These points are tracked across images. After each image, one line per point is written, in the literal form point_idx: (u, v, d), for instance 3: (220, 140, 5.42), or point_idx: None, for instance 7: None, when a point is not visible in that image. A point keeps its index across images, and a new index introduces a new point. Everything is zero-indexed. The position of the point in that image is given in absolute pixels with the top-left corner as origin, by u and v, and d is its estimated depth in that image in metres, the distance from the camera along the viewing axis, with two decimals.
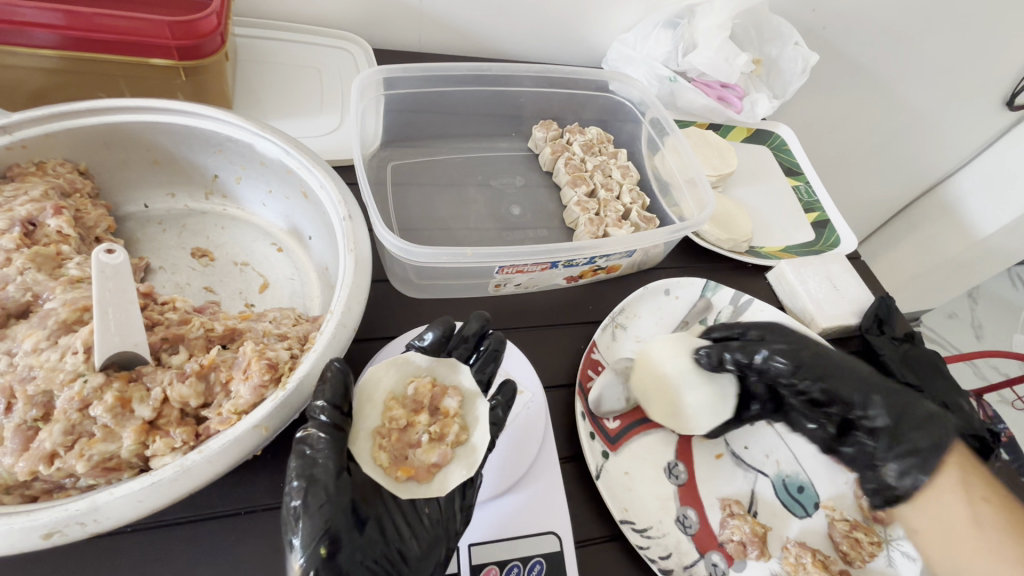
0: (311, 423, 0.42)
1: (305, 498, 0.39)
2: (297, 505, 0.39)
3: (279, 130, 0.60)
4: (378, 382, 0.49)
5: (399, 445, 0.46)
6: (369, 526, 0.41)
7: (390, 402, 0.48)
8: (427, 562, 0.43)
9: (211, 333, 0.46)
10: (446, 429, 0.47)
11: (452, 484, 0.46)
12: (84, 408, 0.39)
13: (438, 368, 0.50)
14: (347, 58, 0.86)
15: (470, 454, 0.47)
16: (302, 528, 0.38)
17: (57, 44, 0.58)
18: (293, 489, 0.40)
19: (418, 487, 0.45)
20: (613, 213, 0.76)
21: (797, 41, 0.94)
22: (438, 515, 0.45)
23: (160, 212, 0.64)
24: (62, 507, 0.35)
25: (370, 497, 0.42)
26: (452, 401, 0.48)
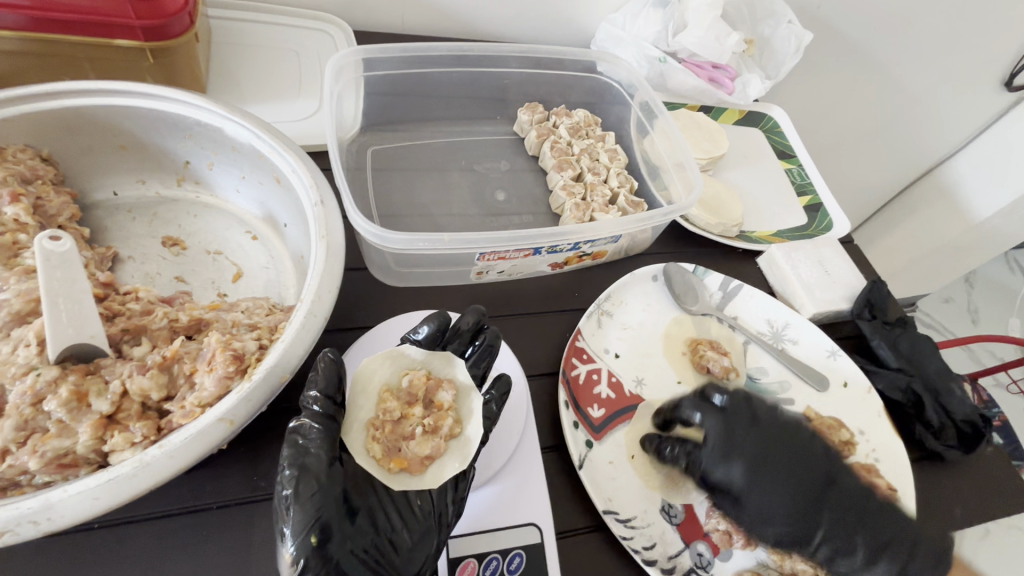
0: (305, 413, 0.41)
1: (297, 488, 0.37)
2: (288, 493, 0.37)
3: (249, 113, 0.58)
4: (374, 374, 0.47)
5: (394, 436, 0.44)
6: (360, 517, 0.40)
7: (385, 393, 0.46)
8: (418, 556, 0.41)
9: (175, 324, 0.44)
10: (440, 422, 0.45)
11: (446, 476, 0.44)
12: (38, 403, 0.37)
13: (433, 361, 0.49)
14: (325, 40, 0.83)
15: (463, 447, 0.45)
16: (293, 516, 0.37)
17: (22, 25, 0.56)
18: (284, 478, 0.38)
19: (411, 480, 0.43)
20: (600, 197, 0.74)
21: (791, 19, 0.92)
22: (431, 507, 0.43)
23: (129, 200, 0.62)
24: (13, 506, 0.34)
25: (363, 489, 0.41)
26: (446, 394, 0.47)
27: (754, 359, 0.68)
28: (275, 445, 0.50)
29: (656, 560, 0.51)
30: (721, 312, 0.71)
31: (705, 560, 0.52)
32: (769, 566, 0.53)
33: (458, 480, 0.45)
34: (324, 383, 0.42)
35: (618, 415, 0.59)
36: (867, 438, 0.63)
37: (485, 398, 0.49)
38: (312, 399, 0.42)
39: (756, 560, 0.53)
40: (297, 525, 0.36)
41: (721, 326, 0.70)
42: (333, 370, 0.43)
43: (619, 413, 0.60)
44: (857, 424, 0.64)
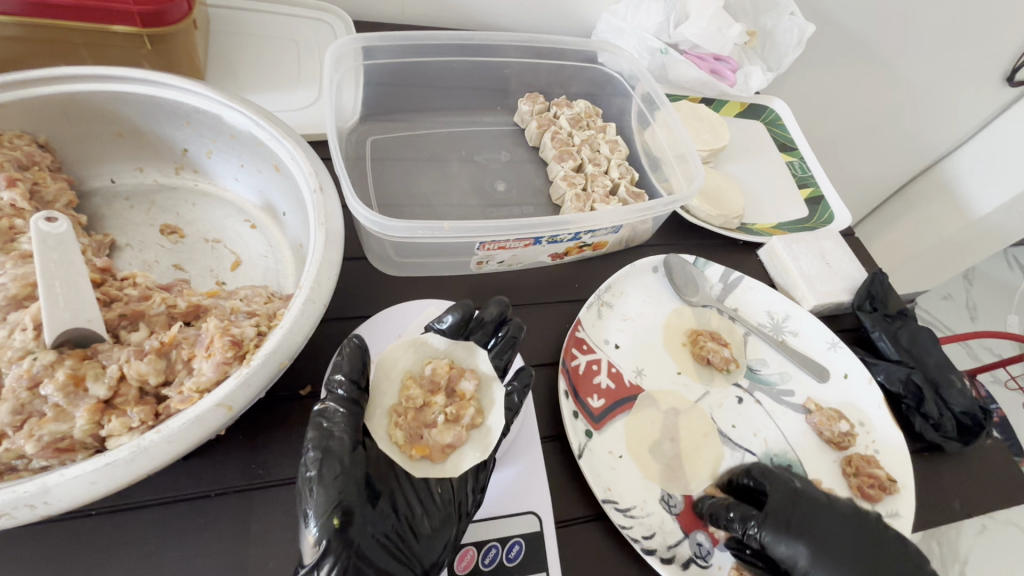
0: (328, 396, 0.42)
1: (321, 470, 0.38)
2: (311, 475, 0.38)
3: (248, 100, 0.57)
4: (397, 361, 0.48)
5: (417, 423, 0.45)
6: (381, 501, 0.41)
7: (409, 380, 0.47)
8: (438, 543, 0.42)
9: (173, 310, 0.44)
10: (462, 411, 0.46)
11: (464, 466, 0.44)
12: (35, 386, 0.37)
13: (456, 351, 0.49)
14: (325, 29, 0.83)
15: (484, 436, 0.46)
16: (316, 497, 0.37)
17: (15, 10, 0.55)
18: (308, 459, 0.39)
19: (431, 467, 0.44)
20: (600, 188, 0.74)
21: (793, 11, 0.91)
22: (450, 494, 0.43)
23: (127, 187, 0.62)
24: (10, 489, 0.33)
25: (384, 474, 0.42)
26: (468, 383, 0.47)
27: (755, 350, 0.68)
28: (274, 433, 0.50)
29: (655, 550, 0.50)
30: (721, 304, 0.70)
31: (704, 550, 0.52)
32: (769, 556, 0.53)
33: (479, 468, 0.46)
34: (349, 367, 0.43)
35: (619, 405, 0.59)
36: (867, 430, 0.63)
37: (507, 388, 0.50)
38: (337, 383, 0.42)
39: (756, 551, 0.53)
40: (319, 506, 0.37)
41: (721, 317, 0.70)
42: (358, 355, 0.43)
43: (620, 402, 0.59)
44: (857, 416, 0.64)
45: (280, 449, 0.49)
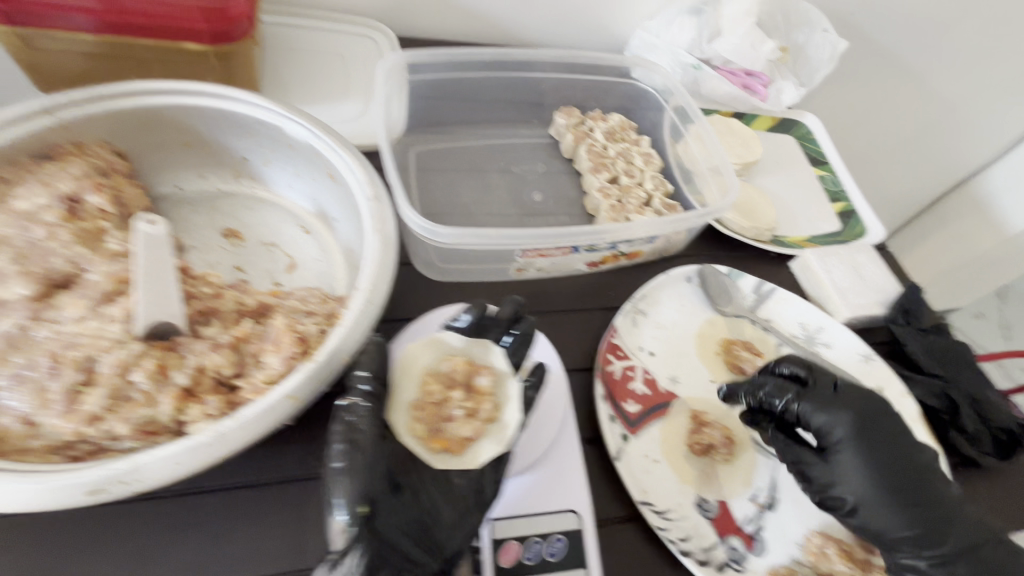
0: (354, 393, 0.43)
1: (348, 463, 0.40)
2: (339, 467, 0.39)
3: (307, 113, 0.61)
4: (417, 359, 0.50)
5: (436, 418, 0.47)
6: (404, 492, 0.44)
7: (427, 377, 0.49)
8: (456, 532, 0.44)
9: (243, 307, 0.47)
10: (478, 406, 0.47)
11: (482, 459, 0.46)
12: (126, 374, 0.40)
13: (472, 349, 0.51)
14: (371, 45, 0.87)
15: (500, 431, 0.47)
16: (343, 487, 0.39)
17: (96, 29, 0.60)
18: (335, 452, 0.40)
19: (452, 459, 0.46)
20: (635, 200, 0.76)
21: (825, 28, 0.93)
22: (469, 487, 0.46)
23: (191, 193, 0.66)
24: (106, 467, 0.37)
25: (404, 467, 0.44)
26: (484, 379, 0.49)
27: None
28: (328, 427, 0.52)
29: (691, 552, 0.52)
30: (754, 314, 0.71)
31: (739, 554, 0.53)
32: (804, 563, 0.53)
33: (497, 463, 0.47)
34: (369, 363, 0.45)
35: (654, 411, 0.61)
36: None
37: (525, 384, 0.51)
38: (359, 379, 0.44)
39: (791, 557, 0.54)
40: (348, 497, 0.39)
41: (753, 328, 0.70)
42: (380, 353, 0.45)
43: (655, 408, 0.61)
44: None
45: (333, 442, 0.52)
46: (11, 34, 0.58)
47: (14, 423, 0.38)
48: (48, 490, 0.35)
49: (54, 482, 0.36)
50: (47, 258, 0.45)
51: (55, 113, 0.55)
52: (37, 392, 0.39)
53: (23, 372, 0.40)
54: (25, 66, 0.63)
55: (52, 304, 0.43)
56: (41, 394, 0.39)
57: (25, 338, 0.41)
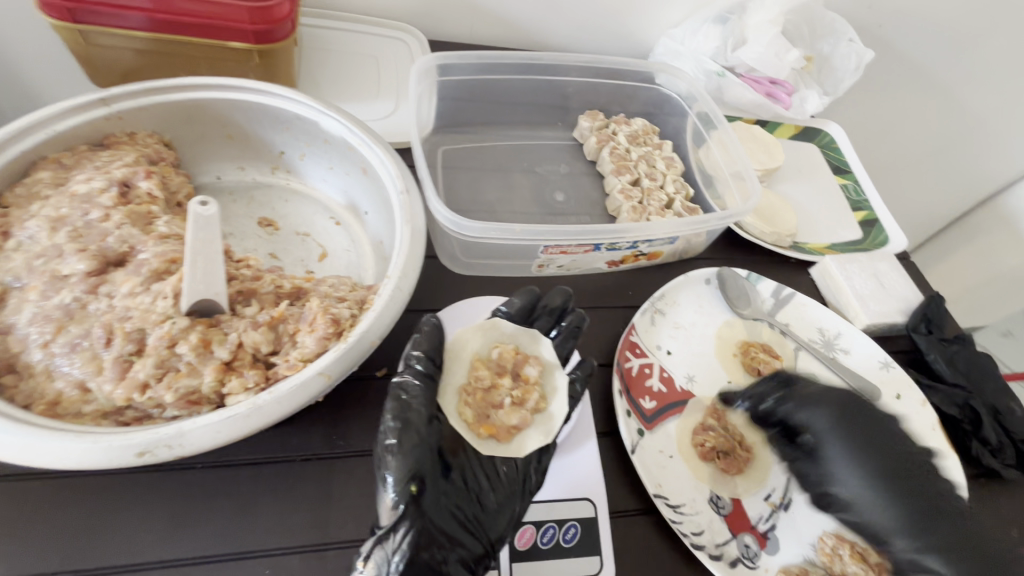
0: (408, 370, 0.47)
1: (402, 438, 0.42)
2: (392, 443, 0.42)
3: (343, 109, 0.64)
4: (466, 344, 0.53)
5: (485, 404, 0.50)
6: (454, 474, 0.45)
7: (478, 362, 0.52)
8: (500, 520, 0.45)
9: (280, 290, 0.50)
10: (527, 396, 0.51)
11: (528, 448, 0.49)
12: (172, 346, 0.43)
13: (521, 337, 0.54)
14: (402, 48, 0.90)
15: (546, 422, 0.51)
16: (395, 464, 0.41)
17: (147, 26, 0.64)
18: (388, 428, 0.43)
19: (498, 446, 0.48)
20: (656, 202, 0.77)
21: (851, 37, 0.94)
22: (514, 474, 0.47)
23: (230, 183, 0.69)
24: (153, 431, 0.39)
25: (453, 449, 0.47)
26: (532, 369, 0.52)
27: (805, 365, 0.69)
28: (354, 409, 0.55)
29: (704, 546, 0.52)
30: (772, 318, 0.72)
31: (752, 552, 0.54)
32: (818, 564, 0.53)
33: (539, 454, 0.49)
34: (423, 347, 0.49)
35: (669, 408, 0.62)
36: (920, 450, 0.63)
37: (569, 376, 0.54)
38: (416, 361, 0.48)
39: (805, 557, 0.54)
40: (399, 474, 0.41)
41: (771, 331, 0.71)
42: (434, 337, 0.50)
43: (670, 406, 0.62)
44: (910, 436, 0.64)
45: (358, 423, 0.54)
46: (71, 31, 0.62)
47: (69, 388, 0.42)
48: (100, 450, 0.38)
49: (107, 442, 0.38)
50: (103, 237, 0.49)
51: (111, 104, 0.58)
52: (92, 359, 0.43)
53: (78, 341, 0.43)
54: (83, 60, 0.67)
55: (107, 279, 0.46)
56: (95, 362, 0.42)
57: (82, 309, 0.44)
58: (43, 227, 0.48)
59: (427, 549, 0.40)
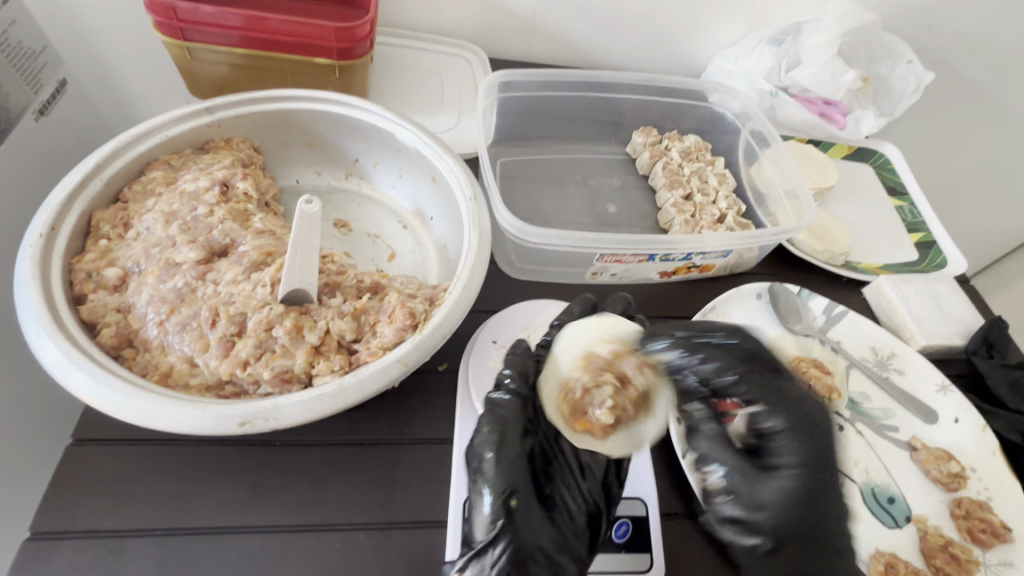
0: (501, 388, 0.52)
1: (498, 456, 0.47)
2: (490, 455, 0.47)
3: (416, 121, 0.68)
4: (577, 346, 0.53)
5: (593, 398, 0.50)
6: (546, 492, 0.49)
7: (586, 361, 0.51)
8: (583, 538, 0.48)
9: (361, 285, 0.54)
10: (626, 402, 0.49)
11: (616, 450, 0.50)
12: (268, 329, 0.47)
13: (634, 337, 0.53)
14: (465, 64, 0.96)
15: (638, 429, 0.50)
16: (493, 478, 0.46)
17: (241, 43, 0.70)
18: (486, 442, 0.48)
19: (590, 441, 0.50)
20: (708, 216, 0.79)
21: (910, 59, 0.93)
22: (595, 495, 0.51)
23: (309, 187, 0.75)
24: (253, 404, 0.44)
25: (544, 458, 0.50)
26: (639, 375, 0.50)
27: (857, 383, 0.68)
28: (419, 400, 0.58)
29: None
30: (824, 335, 0.72)
31: None
32: None
33: (621, 462, 0.52)
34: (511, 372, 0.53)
35: None
36: (980, 476, 0.62)
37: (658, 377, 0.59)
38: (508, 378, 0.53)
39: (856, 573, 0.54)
40: (495, 489, 0.46)
41: (823, 348, 0.70)
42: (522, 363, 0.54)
43: None
44: (968, 460, 0.63)
45: (423, 414, 0.57)
46: (182, 47, 0.70)
47: (180, 361, 0.47)
48: (209, 418, 0.43)
49: (215, 411, 0.43)
50: (208, 230, 0.54)
51: (214, 113, 0.65)
52: (199, 338, 0.48)
53: (189, 321, 0.48)
54: (187, 72, 0.74)
55: (212, 267, 0.51)
56: (202, 340, 0.47)
57: (192, 294, 0.50)
58: (158, 220, 0.54)
59: (523, 560, 0.44)
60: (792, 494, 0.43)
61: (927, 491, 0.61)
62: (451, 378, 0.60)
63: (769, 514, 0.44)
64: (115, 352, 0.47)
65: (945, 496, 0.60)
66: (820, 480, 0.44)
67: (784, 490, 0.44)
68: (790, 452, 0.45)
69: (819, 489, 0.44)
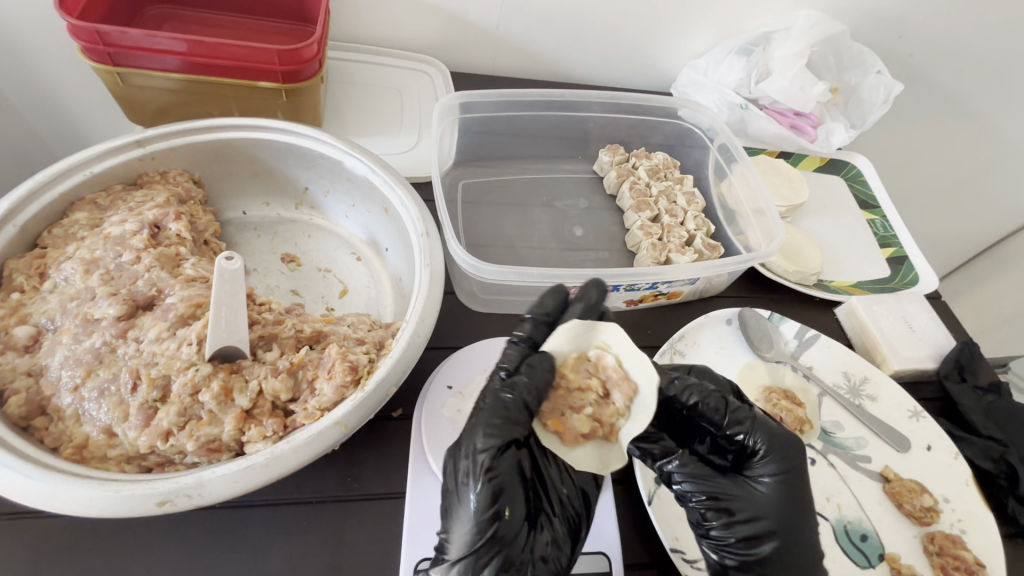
0: (512, 390, 0.46)
1: (494, 468, 0.42)
2: (484, 464, 0.42)
3: (366, 149, 0.65)
4: (569, 343, 0.51)
5: (577, 400, 0.49)
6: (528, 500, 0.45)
7: (575, 364, 0.50)
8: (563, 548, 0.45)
9: (300, 334, 0.51)
10: (607, 416, 0.48)
11: (582, 464, 0.47)
12: (194, 393, 0.44)
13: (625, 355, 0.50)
14: (426, 80, 0.92)
15: (610, 451, 0.48)
16: (482, 489, 0.41)
17: (182, 68, 0.66)
18: (480, 449, 0.43)
19: (558, 444, 0.48)
20: (676, 239, 0.76)
21: (880, 70, 0.92)
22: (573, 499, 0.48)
23: (255, 218, 0.71)
24: (174, 480, 0.40)
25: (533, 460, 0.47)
26: (621, 395, 0.48)
27: (829, 412, 0.66)
28: (369, 451, 0.55)
29: None
30: (795, 361, 0.70)
31: None
32: None
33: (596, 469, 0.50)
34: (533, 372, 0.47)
35: None
36: (953, 507, 0.60)
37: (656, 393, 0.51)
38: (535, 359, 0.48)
39: None
40: (485, 502, 0.41)
41: (794, 375, 0.69)
42: (544, 366, 0.48)
43: None
44: (940, 491, 0.61)
45: (374, 466, 0.54)
46: (112, 73, 0.64)
47: (97, 432, 0.43)
48: (123, 498, 0.39)
49: (130, 491, 0.39)
50: (133, 280, 0.50)
51: (145, 145, 0.60)
52: (118, 405, 0.44)
53: (106, 385, 0.44)
54: (121, 99, 0.69)
55: (135, 323, 0.47)
56: (121, 407, 0.44)
57: (111, 353, 0.46)
58: (77, 269, 0.50)
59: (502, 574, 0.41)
60: (778, 504, 0.48)
61: (899, 525, 0.59)
62: (405, 425, 0.57)
63: (766, 518, 0.48)
64: (24, 423, 0.43)
65: (917, 531, 0.59)
66: (798, 483, 0.49)
67: (773, 498, 0.49)
68: (770, 470, 0.49)
69: (800, 493, 0.49)
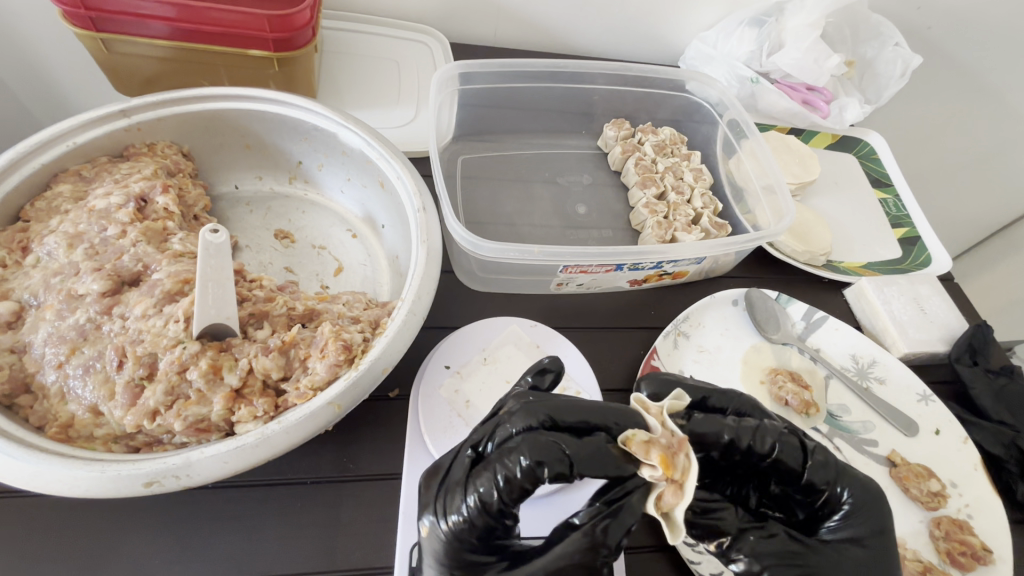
0: (522, 448, 0.36)
1: (473, 519, 0.37)
2: (472, 507, 0.37)
3: (361, 121, 0.62)
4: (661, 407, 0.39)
5: (665, 436, 0.36)
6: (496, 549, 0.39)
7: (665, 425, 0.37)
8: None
9: (292, 312, 0.49)
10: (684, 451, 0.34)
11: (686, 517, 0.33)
12: (182, 372, 0.43)
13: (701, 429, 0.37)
14: (424, 51, 0.88)
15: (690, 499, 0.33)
16: (455, 516, 0.38)
17: (169, 35, 0.63)
18: (478, 495, 0.37)
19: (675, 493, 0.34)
20: (682, 217, 0.74)
21: (898, 42, 0.88)
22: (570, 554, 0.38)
23: (247, 193, 0.69)
24: (161, 460, 0.39)
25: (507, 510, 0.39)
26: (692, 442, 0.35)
27: (836, 395, 0.65)
28: (365, 431, 0.53)
29: None
30: (802, 343, 0.68)
31: None
32: None
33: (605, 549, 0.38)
34: (550, 464, 0.36)
35: None
36: (960, 492, 0.59)
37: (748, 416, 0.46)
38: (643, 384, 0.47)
39: None
40: (454, 551, 0.38)
41: (801, 358, 0.67)
42: (606, 453, 0.37)
43: None
44: (948, 476, 0.60)
45: (369, 446, 0.53)
46: (96, 40, 0.61)
47: (82, 410, 0.42)
48: (108, 479, 0.37)
49: (115, 472, 0.38)
50: (119, 255, 0.48)
51: (131, 116, 0.58)
52: (104, 383, 0.43)
53: (92, 363, 0.43)
54: (107, 67, 0.66)
55: (121, 299, 0.46)
56: (108, 385, 0.42)
57: (96, 331, 0.44)
58: (60, 244, 0.48)
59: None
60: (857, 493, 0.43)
61: (905, 509, 0.58)
62: (402, 406, 0.56)
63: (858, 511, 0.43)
64: (8, 401, 0.42)
65: (923, 516, 0.58)
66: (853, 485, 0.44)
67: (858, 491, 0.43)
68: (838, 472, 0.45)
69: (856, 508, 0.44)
